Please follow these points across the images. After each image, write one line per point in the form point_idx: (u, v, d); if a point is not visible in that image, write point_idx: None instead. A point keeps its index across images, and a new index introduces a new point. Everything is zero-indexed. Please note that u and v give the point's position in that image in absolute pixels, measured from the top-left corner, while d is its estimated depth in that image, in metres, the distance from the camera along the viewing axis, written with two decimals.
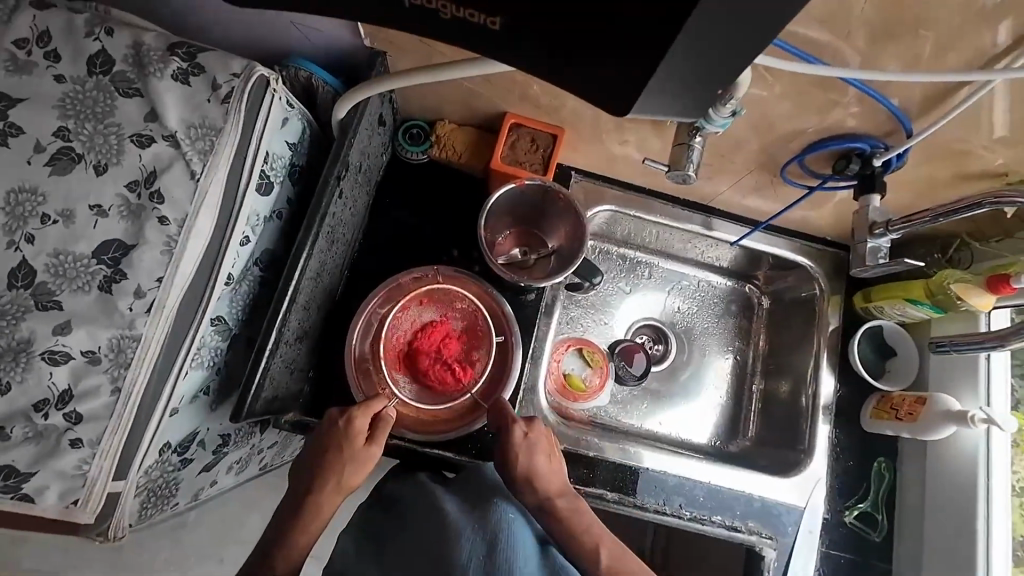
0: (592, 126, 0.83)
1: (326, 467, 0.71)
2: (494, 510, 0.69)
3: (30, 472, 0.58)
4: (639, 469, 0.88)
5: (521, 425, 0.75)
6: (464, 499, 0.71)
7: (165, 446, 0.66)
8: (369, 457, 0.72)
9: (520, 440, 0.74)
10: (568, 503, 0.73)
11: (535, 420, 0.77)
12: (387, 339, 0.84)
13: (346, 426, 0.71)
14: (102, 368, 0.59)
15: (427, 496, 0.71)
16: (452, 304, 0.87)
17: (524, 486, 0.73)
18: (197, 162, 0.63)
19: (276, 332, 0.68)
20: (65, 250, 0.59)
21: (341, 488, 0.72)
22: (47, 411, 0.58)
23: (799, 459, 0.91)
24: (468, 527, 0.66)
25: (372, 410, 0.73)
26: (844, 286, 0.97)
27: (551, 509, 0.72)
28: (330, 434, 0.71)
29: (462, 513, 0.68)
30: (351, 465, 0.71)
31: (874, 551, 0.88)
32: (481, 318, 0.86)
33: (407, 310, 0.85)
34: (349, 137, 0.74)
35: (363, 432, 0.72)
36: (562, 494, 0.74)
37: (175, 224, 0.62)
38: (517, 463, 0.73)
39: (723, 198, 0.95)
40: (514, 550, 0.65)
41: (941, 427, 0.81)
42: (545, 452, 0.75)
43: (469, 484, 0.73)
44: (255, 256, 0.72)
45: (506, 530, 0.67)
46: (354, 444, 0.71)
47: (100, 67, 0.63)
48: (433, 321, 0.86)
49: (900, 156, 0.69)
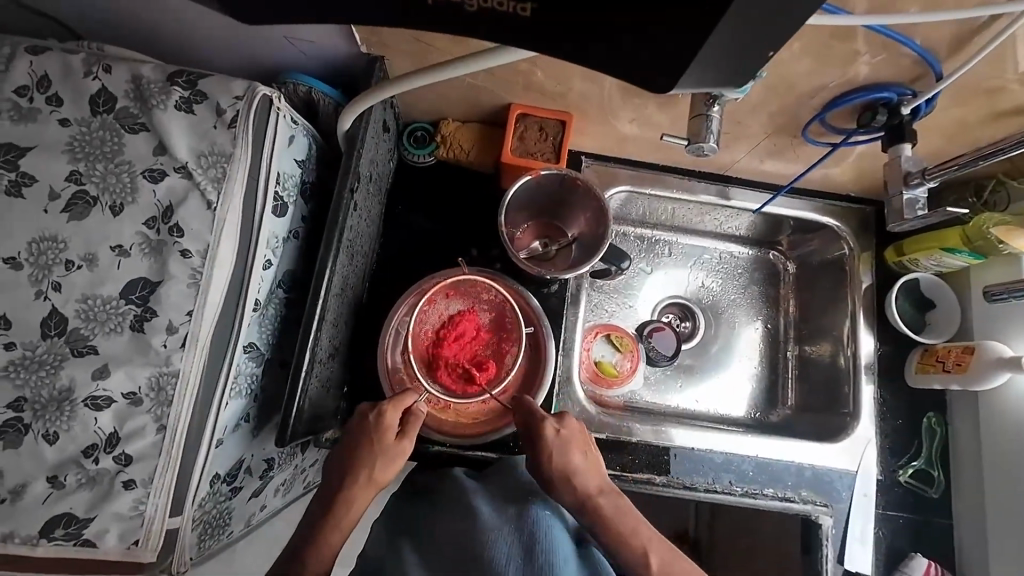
0: (600, 108, 0.81)
1: (356, 462, 0.70)
2: (528, 510, 0.66)
3: (89, 517, 0.58)
4: (674, 451, 0.86)
5: (552, 424, 0.72)
6: (497, 498, 0.68)
7: (214, 477, 0.66)
8: (401, 452, 0.71)
9: (554, 439, 0.71)
10: (610, 501, 0.70)
11: (567, 416, 0.74)
12: (416, 332, 0.82)
13: (376, 420, 0.71)
14: (145, 408, 0.59)
15: (461, 496, 0.67)
16: (478, 296, 0.85)
17: (561, 488, 0.70)
18: (212, 191, 0.62)
19: (309, 351, 0.68)
20: (93, 294, 0.59)
21: (372, 483, 0.70)
22: (96, 456, 0.58)
23: (846, 422, 0.89)
24: (505, 526, 0.63)
25: (403, 405, 0.73)
26: (874, 242, 0.95)
27: (591, 510, 0.69)
28: (360, 428, 0.71)
29: (497, 513, 0.65)
30: (380, 461, 0.70)
31: (933, 508, 0.86)
32: (509, 308, 0.84)
33: (433, 304, 0.83)
34: (358, 148, 0.73)
35: (393, 429, 0.72)
36: (602, 493, 0.70)
37: (198, 255, 0.61)
38: (550, 461, 0.70)
39: (739, 166, 0.93)
40: (553, 552, 0.61)
41: (993, 376, 0.78)
42: (581, 448, 0.72)
43: (500, 484, 0.71)
44: (278, 279, 0.72)
45: (543, 531, 0.63)
46: (384, 439, 0.71)
47: (103, 106, 0.62)
48: (461, 313, 0.84)
49: (930, 101, 0.66)
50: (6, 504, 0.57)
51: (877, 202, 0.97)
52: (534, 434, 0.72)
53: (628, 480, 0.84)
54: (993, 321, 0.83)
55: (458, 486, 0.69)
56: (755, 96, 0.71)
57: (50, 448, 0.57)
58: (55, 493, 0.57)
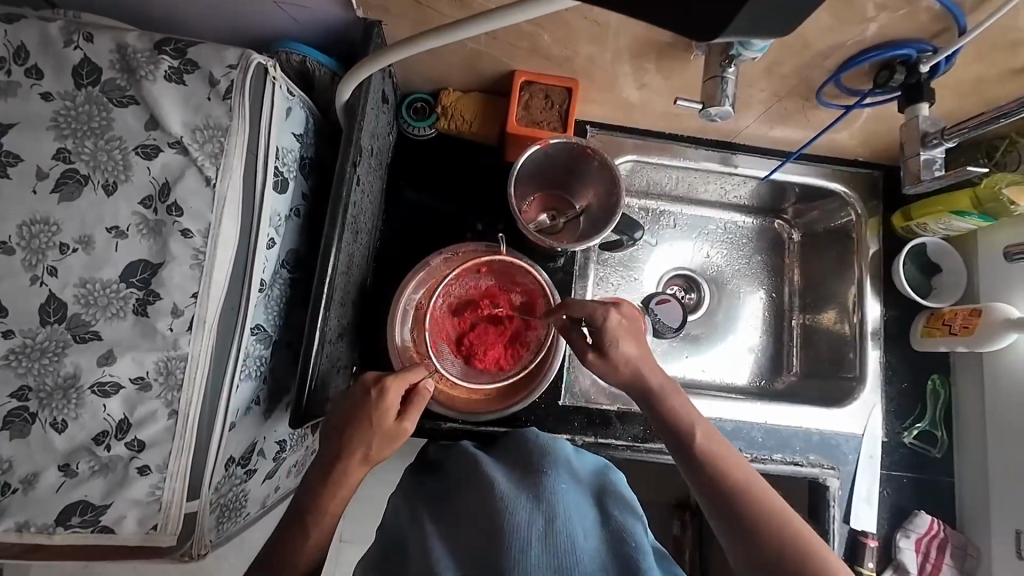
0: (607, 74, 0.79)
1: (348, 436, 0.62)
2: (544, 481, 0.59)
3: (105, 504, 0.57)
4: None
5: (614, 310, 0.68)
6: (512, 471, 0.62)
7: (229, 461, 0.65)
8: (401, 433, 0.63)
9: (616, 323, 0.68)
10: (664, 378, 0.68)
11: (624, 302, 0.70)
12: (445, 304, 0.80)
13: (378, 396, 0.62)
14: (154, 393, 0.58)
15: (475, 467, 0.62)
16: (510, 276, 0.82)
17: (611, 366, 0.68)
18: (210, 167, 0.59)
19: (319, 332, 0.66)
20: (92, 278, 0.57)
21: (368, 461, 0.62)
22: (108, 442, 0.57)
23: (851, 386, 0.90)
24: (519, 497, 0.56)
25: (407, 381, 0.64)
26: (880, 206, 0.94)
27: (645, 389, 0.68)
28: (360, 404, 0.62)
29: (511, 487, 0.58)
30: (379, 438, 0.62)
31: (936, 467, 0.88)
32: (538, 296, 0.81)
33: (463, 276, 0.80)
34: (358, 120, 0.70)
35: (394, 408, 0.63)
36: (656, 373, 0.68)
37: (199, 235, 0.59)
38: (613, 345, 0.67)
39: (746, 132, 0.91)
40: (571, 522, 0.54)
41: (1000, 337, 0.79)
42: (636, 335, 0.69)
43: (517, 456, 0.66)
44: (282, 259, 0.70)
45: (560, 502, 0.56)
46: (384, 418, 0.62)
47: (88, 78, 0.59)
48: (492, 291, 0.82)
49: (949, 58, 0.65)
50: (18, 494, 0.55)
51: (884, 166, 0.96)
52: (594, 323, 0.68)
53: (643, 450, 0.83)
54: (998, 283, 0.84)
55: (470, 459, 0.65)
56: (768, 57, 0.69)
57: (59, 437, 0.56)
58: (69, 481, 0.56)
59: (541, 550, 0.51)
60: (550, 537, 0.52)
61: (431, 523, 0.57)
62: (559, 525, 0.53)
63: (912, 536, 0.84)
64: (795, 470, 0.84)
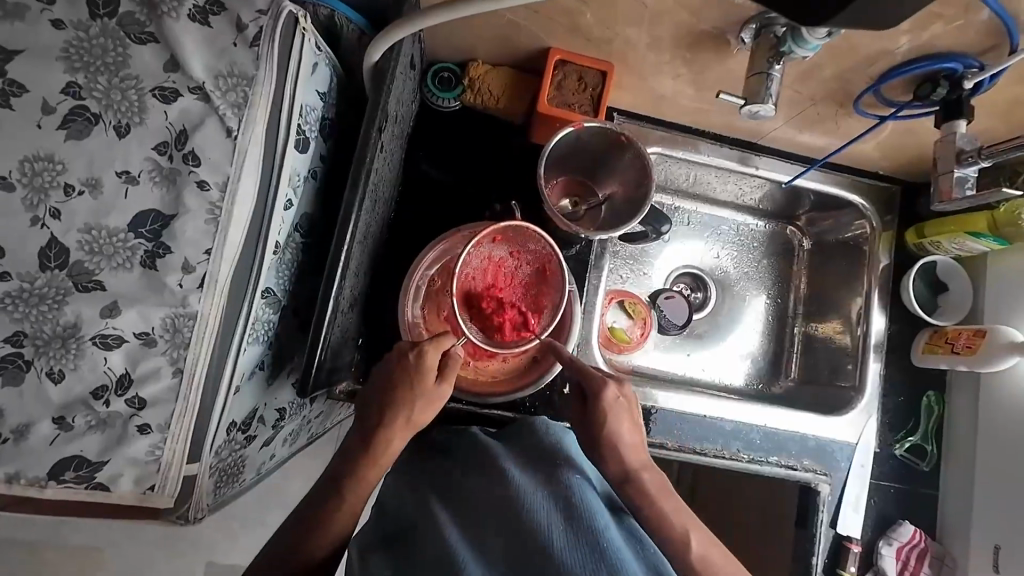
0: (645, 60, 0.76)
1: (392, 402, 0.64)
2: (559, 475, 0.60)
3: (102, 461, 0.55)
4: (652, 409, 0.87)
5: (614, 387, 0.68)
6: (525, 461, 0.64)
7: (231, 425, 0.64)
8: (439, 397, 0.65)
9: (612, 401, 0.67)
10: (651, 468, 0.66)
11: (624, 381, 0.70)
12: (462, 277, 0.78)
13: (417, 359, 0.64)
14: (159, 350, 0.55)
15: (489, 457, 0.64)
16: (525, 244, 0.79)
17: (607, 455, 0.66)
18: (232, 118, 0.56)
19: (333, 300, 0.64)
20: (97, 224, 0.53)
21: (410, 425, 0.64)
22: (107, 398, 0.54)
23: (848, 395, 0.92)
24: (536, 493, 0.57)
25: (443, 346, 0.66)
26: (896, 221, 0.95)
27: (632, 479, 0.64)
28: (400, 368, 0.64)
29: (528, 478, 0.60)
30: (420, 403, 0.64)
31: (923, 479, 0.90)
32: (552, 262, 0.79)
33: (480, 246, 0.78)
34: (387, 84, 0.67)
35: (433, 370, 0.65)
36: (647, 468, 0.66)
37: (216, 188, 0.56)
38: (601, 424, 0.66)
39: (773, 135, 0.90)
40: (592, 515, 0.55)
41: (1002, 359, 0.81)
42: (631, 418, 0.67)
43: (527, 445, 0.67)
44: (297, 222, 0.67)
45: (580, 498, 0.57)
46: (423, 382, 0.64)
47: (104, 9, 0.54)
48: (503, 261, 0.80)
49: (994, 76, 0.65)
50: (8, 444, 0.53)
51: (903, 181, 0.96)
52: (590, 395, 0.68)
53: None
54: (1003, 307, 0.86)
55: (483, 450, 0.66)
56: (813, 58, 0.68)
57: (55, 388, 0.53)
58: (63, 434, 0.54)
59: (571, 543, 0.51)
60: (573, 532, 0.52)
61: (445, 514, 0.57)
62: (578, 519, 0.54)
63: (894, 544, 0.86)
64: (788, 473, 0.86)
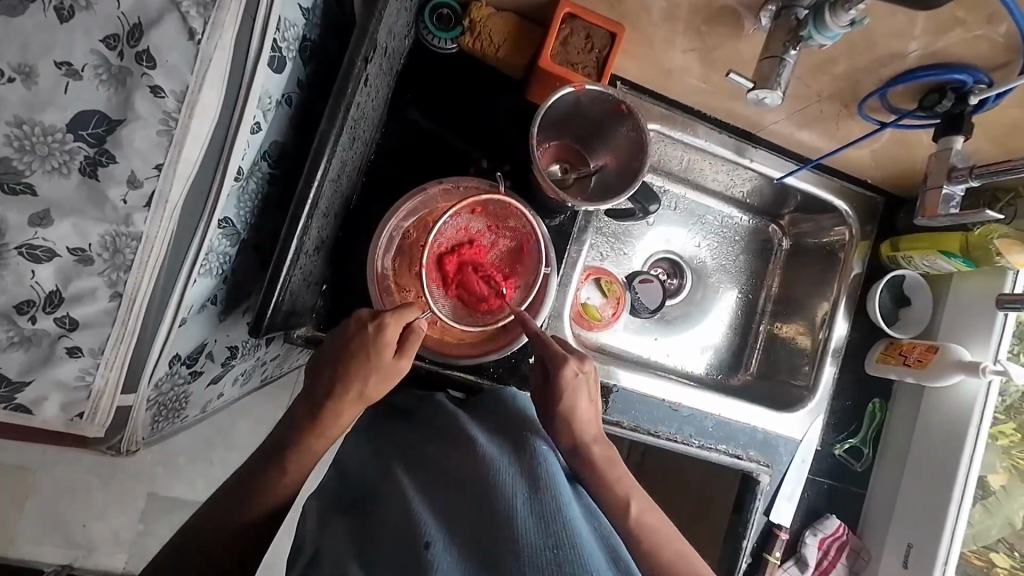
0: (658, 27, 0.72)
1: (345, 370, 0.61)
2: (526, 443, 0.59)
3: (24, 381, 0.51)
4: (612, 387, 0.88)
5: (573, 364, 0.67)
6: (493, 433, 0.62)
7: (175, 358, 0.62)
8: (397, 372, 0.63)
9: (570, 379, 0.66)
10: (599, 440, 0.66)
11: (590, 359, 0.70)
12: (434, 243, 0.75)
13: (375, 332, 0.61)
14: (96, 270, 0.50)
15: (453, 428, 0.62)
16: (506, 220, 0.77)
17: (559, 426, 0.66)
18: (197, 18, 0.48)
19: (297, 239, 0.61)
20: (29, 118, 0.45)
21: (362, 399, 0.63)
22: (33, 314, 0.49)
23: (800, 395, 0.95)
24: (502, 460, 0.55)
25: (402, 320, 0.63)
26: (874, 232, 0.96)
27: (584, 454, 0.64)
28: (359, 339, 0.61)
29: (494, 449, 0.57)
30: (375, 376, 0.62)
31: (854, 478, 0.96)
32: (532, 242, 0.77)
33: (457, 216, 0.75)
34: (380, 9, 0.61)
35: (391, 345, 0.62)
36: (600, 441, 0.66)
37: (173, 98, 0.49)
38: (558, 397, 0.66)
39: (773, 129, 0.88)
40: (557, 483, 0.53)
41: (948, 375, 0.85)
42: (588, 396, 0.67)
43: (496, 411, 0.67)
44: (264, 150, 0.63)
45: (545, 465, 0.56)
46: (380, 354, 0.61)
47: None
48: (480, 235, 0.77)
49: (999, 96, 0.65)
50: None
51: (887, 193, 0.97)
52: (550, 369, 0.67)
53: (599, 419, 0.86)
54: (957, 327, 0.89)
55: (450, 416, 0.65)
56: (831, 49, 0.66)
57: None
58: None
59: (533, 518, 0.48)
60: (541, 504, 0.50)
61: (408, 476, 0.56)
62: (543, 490, 0.52)
63: (818, 534, 0.92)
64: (734, 462, 0.87)
